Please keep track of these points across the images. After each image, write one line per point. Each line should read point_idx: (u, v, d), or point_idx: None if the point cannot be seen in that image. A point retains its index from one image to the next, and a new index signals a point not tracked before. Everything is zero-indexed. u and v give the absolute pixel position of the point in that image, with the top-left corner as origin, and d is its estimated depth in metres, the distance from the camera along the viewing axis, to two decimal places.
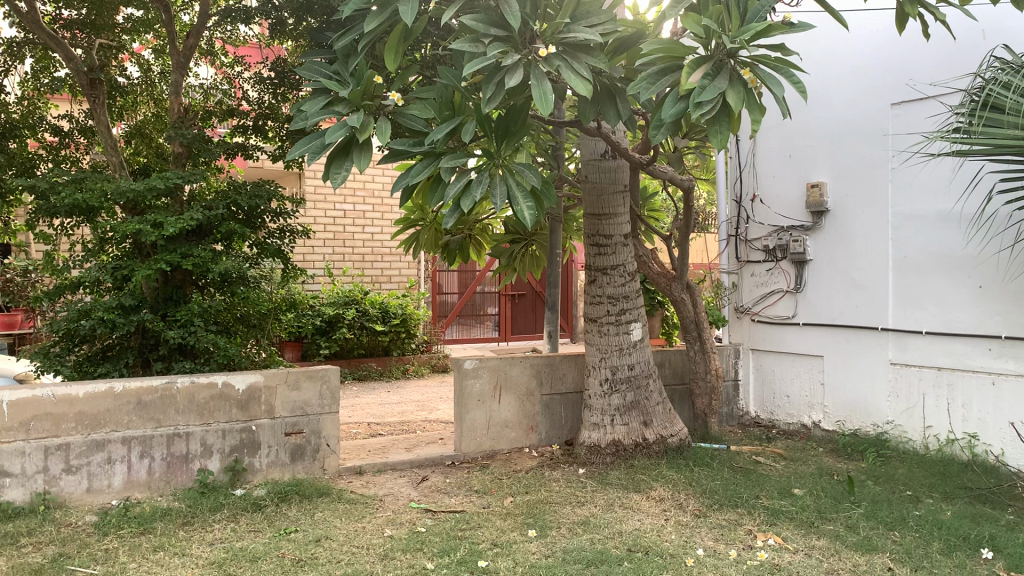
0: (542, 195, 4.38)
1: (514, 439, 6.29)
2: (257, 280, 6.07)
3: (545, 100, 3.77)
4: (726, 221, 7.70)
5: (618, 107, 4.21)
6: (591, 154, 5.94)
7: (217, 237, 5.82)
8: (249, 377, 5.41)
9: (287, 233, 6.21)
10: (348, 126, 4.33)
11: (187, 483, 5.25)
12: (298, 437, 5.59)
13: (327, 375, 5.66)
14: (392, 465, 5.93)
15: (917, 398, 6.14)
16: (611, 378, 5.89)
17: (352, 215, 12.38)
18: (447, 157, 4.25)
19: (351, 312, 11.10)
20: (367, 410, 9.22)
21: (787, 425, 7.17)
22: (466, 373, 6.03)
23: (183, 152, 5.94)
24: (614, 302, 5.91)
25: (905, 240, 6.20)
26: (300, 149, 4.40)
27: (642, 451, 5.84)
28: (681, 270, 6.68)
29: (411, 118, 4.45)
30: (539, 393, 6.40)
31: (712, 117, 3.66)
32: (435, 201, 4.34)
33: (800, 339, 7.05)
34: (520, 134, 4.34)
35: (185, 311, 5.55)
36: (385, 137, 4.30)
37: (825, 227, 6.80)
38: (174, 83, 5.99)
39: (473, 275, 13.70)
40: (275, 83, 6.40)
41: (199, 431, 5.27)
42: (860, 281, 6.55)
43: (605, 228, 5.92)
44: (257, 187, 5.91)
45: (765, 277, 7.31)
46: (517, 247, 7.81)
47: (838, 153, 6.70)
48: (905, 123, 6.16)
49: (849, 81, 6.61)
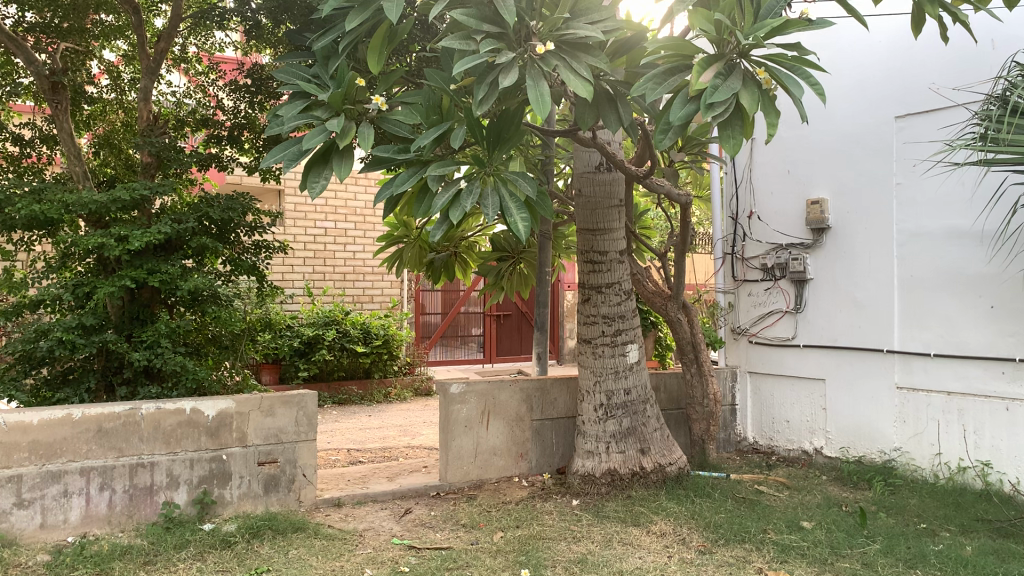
0: (535, 204, 4.08)
1: (503, 468, 5.94)
2: (230, 299, 5.71)
3: (541, 103, 3.47)
4: (722, 239, 7.43)
5: (618, 112, 3.94)
6: (585, 167, 5.66)
7: (188, 253, 5.46)
8: (219, 403, 5.04)
9: (262, 249, 5.87)
10: (327, 131, 4.00)
11: (151, 516, 4.86)
12: (272, 467, 5.21)
13: (303, 401, 5.30)
14: (373, 496, 5.56)
15: (925, 424, 5.86)
16: (606, 404, 5.57)
17: (334, 232, 12.04)
18: (435, 165, 3.94)
19: (331, 333, 10.72)
20: (347, 435, 8.85)
21: (787, 452, 6.86)
22: (452, 399, 5.69)
23: (151, 162, 5.58)
24: (609, 322, 5.60)
25: (911, 258, 5.95)
26: (275, 156, 4.08)
27: (639, 481, 5.51)
28: (677, 289, 6.38)
29: (394, 124, 4.11)
30: (529, 419, 6.07)
31: (724, 121, 3.38)
32: (421, 212, 4.01)
33: (800, 361, 6.76)
34: (513, 139, 4.04)
35: (151, 332, 5.17)
36: (368, 145, 3.99)
37: (825, 245, 6.54)
38: (143, 89, 5.62)
39: (458, 294, 13.36)
40: (252, 91, 6.10)
41: (165, 461, 4.89)
42: (863, 301, 6.28)
43: (600, 244, 5.62)
44: (229, 199, 5.54)
45: (763, 297, 7.02)
46: (505, 265, 7.50)
47: (839, 168, 6.45)
48: (910, 136, 5.93)
49: (850, 94, 6.37)
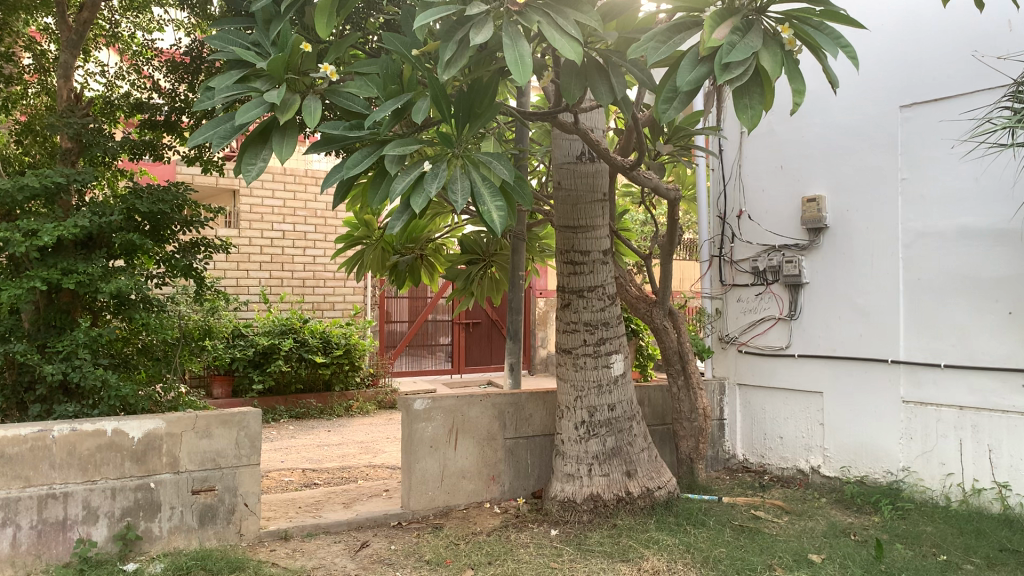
0: (512, 190, 3.49)
1: (472, 492, 5.34)
2: (163, 305, 5.05)
3: (520, 66, 2.93)
4: (709, 240, 6.88)
5: (610, 83, 3.36)
6: (565, 157, 5.10)
7: (114, 251, 4.80)
8: (146, 424, 4.38)
9: (202, 248, 5.20)
10: (266, 103, 3.40)
11: (63, 557, 4.18)
12: (208, 496, 4.55)
13: (245, 420, 4.65)
14: (326, 527, 4.93)
15: (935, 441, 5.35)
16: (588, 421, 5.00)
17: (293, 235, 11.35)
18: (393, 143, 3.35)
19: (288, 342, 10.03)
20: (304, 453, 8.18)
21: (781, 471, 6.32)
22: (416, 416, 5.09)
23: (72, 147, 4.88)
24: (591, 331, 5.03)
25: (918, 259, 5.46)
26: (203, 135, 3.46)
27: (625, 509, 4.92)
28: (663, 294, 5.82)
29: (347, 98, 3.49)
30: (502, 437, 5.46)
31: (741, 87, 2.84)
32: (377, 200, 3.42)
33: (795, 373, 6.23)
34: (487, 115, 3.46)
35: (68, 341, 4.47)
36: (314, 121, 3.38)
37: (822, 246, 6.03)
38: (63, 65, 4.97)
39: (425, 301, 12.72)
40: (190, 72, 5.46)
41: (81, 492, 4.22)
42: (864, 308, 5.78)
43: (581, 243, 5.05)
44: (162, 190, 4.87)
45: (754, 302, 6.49)
46: (475, 268, 6.89)
47: (837, 162, 5.96)
48: (917, 128, 5.47)
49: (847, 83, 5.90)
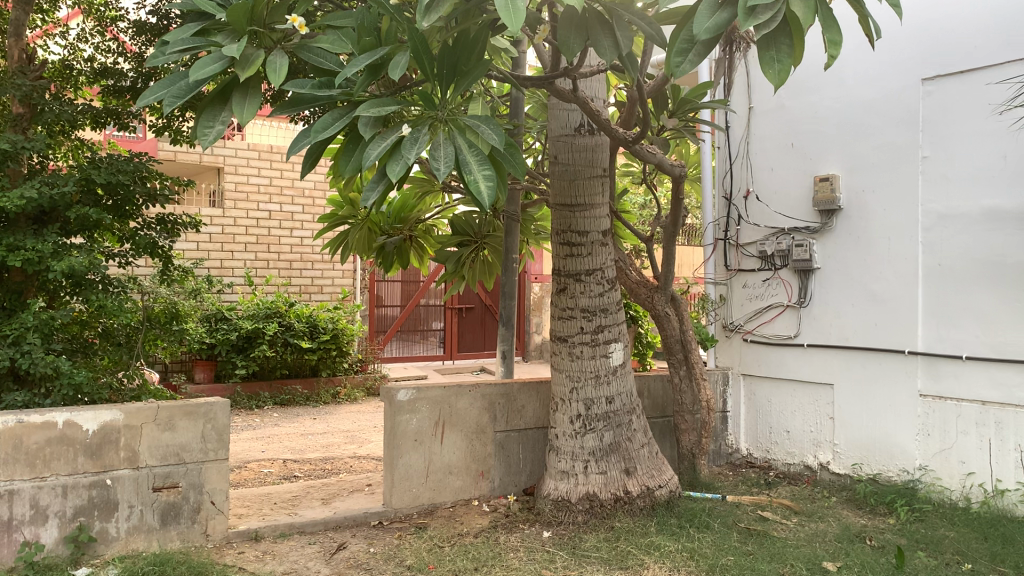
0: (502, 159, 3.11)
1: (460, 489, 4.98)
2: (125, 285, 4.63)
3: (513, 13, 2.61)
4: (713, 222, 6.49)
5: (615, 37, 3.04)
6: (563, 129, 4.72)
7: (70, 227, 4.43)
8: (102, 415, 4.01)
9: (169, 225, 4.81)
10: (225, 58, 3.02)
11: (8, 560, 3.83)
12: (171, 493, 4.19)
13: (212, 411, 4.28)
14: (300, 526, 4.56)
15: (955, 438, 5.01)
16: (584, 415, 4.65)
17: (279, 216, 10.94)
18: (368, 103, 2.96)
19: (272, 327, 9.65)
20: (286, 442, 7.81)
21: (787, 467, 5.98)
22: (399, 408, 4.73)
23: (24, 113, 4.50)
24: (588, 317, 4.67)
25: (939, 243, 5.10)
26: (154, 93, 3.08)
27: (624, 509, 4.57)
28: (666, 278, 5.45)
29: (318, 53, 3.10)
30: (492, 430, 5.10)
31: (769, 35, 2.64)
32: (349, 169, 3.04)
33: (804, 364, 5.87)
34: (473, 73, 3.04)
35: (14, 325, 4.08)
36: (279, 79, 3.00)
37: (835, 229, 5.66)
38: (14, 22, 4.56)
39: (417, 285, 12.35)
40: (158, 33, 5.09)
41: (28, 489, 3.85)
42: (879, 295, 5.42)
43: (579, 223, 4.67)
44: (121, 160, 4.48)
45: (761, 289, 6.12)
46: (466, 251, 6.49)
47: (852, 139, 5.58)
48: (941, 102, 5.11)
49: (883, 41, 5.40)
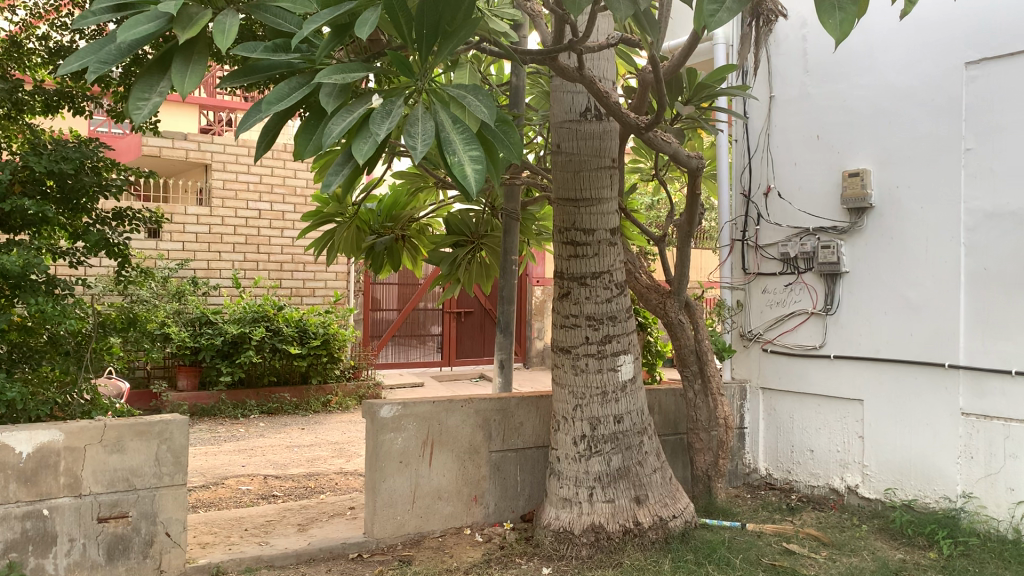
0: (492, 137, 2.62)
1: (450, 516, 4.48)
2: (74, 288, 4.11)
3: None
4: (730, 222, 5.99)
5: None
6: (567, 114, 4.22)
7: (11, 222, 3.93)
8: (38, 436, 3.49)
9: (126, 220, 4.30)
10: (163, 17, 2.51)
11: None
12: (119, 525, 3.68)
13: (169, 431, 3.77)
14: (269, 559, 4.04)
15: (1002, 462, 4.47)
16: (589, 436, 4.14)
17: (270, 214, 10.44)
18: (332, 70, 2.45)
19: (259, 331, 9.13)
20: (270, 456, 7.30)
21: (810, 489, 5.46)
22: (382, 426, 4.21)
23: None
24: (594, 326, 4.16)
25: (985, 246, 4.59)
26: (77, 60, 2.56)
27: (633, 543, 4.06)
28: (680, 282, 4.94)
29: (276, 13, 2.66)
30: (487, 450, 4.59)
31: None
32: (309, 151, 2.53)
33: (829, 377, 5.35)
34: (460, 34, 2.50)
35: None
36: (226, 41, 2.46)
37: (865, 229, 5.14)
38: None
39: (414, 288, 11.84)
40: None
41: None
42: (915, 303, 4.90)
43: (584, 219, 4.16)
44: (69, 147, 3.97)
45: (782, 295, 5.61)
46: (461, 251, 5.97)
47: (884, 131, 5.07)
48: (986, 88, 4.59)
49: None
